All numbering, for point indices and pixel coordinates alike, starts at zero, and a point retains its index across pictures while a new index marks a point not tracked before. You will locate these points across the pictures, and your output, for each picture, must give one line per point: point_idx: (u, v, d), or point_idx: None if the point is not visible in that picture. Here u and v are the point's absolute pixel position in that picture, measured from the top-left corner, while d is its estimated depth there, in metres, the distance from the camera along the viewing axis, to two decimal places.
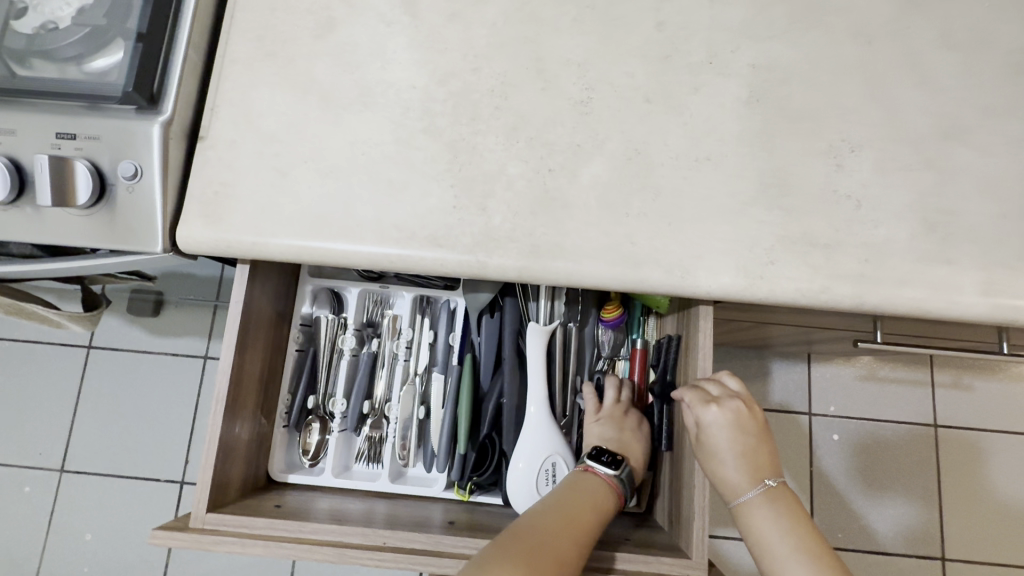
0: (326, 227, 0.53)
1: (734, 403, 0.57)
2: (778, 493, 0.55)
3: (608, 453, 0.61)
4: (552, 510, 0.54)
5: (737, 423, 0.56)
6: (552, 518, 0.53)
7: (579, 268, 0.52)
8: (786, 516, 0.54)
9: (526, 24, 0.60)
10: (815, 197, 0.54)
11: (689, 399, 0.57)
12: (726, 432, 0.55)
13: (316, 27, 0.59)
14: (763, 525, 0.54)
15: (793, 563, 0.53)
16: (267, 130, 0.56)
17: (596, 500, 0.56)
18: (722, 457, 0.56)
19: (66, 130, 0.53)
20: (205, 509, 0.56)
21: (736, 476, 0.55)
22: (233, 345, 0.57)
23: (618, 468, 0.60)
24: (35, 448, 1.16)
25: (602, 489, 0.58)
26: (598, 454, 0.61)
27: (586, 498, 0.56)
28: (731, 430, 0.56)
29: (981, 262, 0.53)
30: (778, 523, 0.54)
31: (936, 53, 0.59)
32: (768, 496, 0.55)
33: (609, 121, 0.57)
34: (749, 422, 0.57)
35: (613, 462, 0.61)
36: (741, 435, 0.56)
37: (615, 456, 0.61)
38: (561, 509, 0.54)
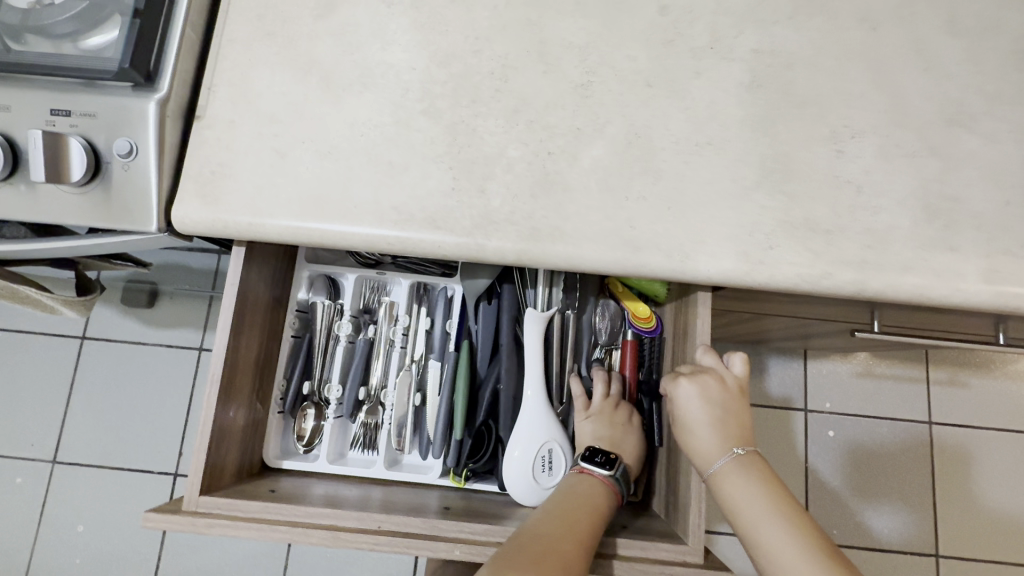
0: (325, 208, 0.53)
1: (708, 378, 0.57)
2: (749, 462, 0.55)
3: (602, 454, 0.61)
4: (554, 520, 0.53)
5: (709, 397, 0.56)
6: (555, 528, 0.52)
7: (580, 252, 0.52)
8: (757, 482, 0.54)
9: (528, 7, 0.59)
10: (817, 183, 0.54)
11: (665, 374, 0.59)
12: (696, 404, 0.56)
13: (317, 7, 0.59)
14: (737, 490, 0.54)
15: (770, 526, 0.52)
16: (266, 110, 0.56)
17: (594, 501, 0.56)
18: (694, 428, 0.56)
19: (61, 107, 0.53)
20: (199, 492, 0.55)
21: (708, 444, 0.55)
22: (228, 329, 0.57)
23: (613, 468, 0.59)
24: (27, 439, 1.15)
25: (595, 488, 0.58)
26: (592, 455, 0.61)
27: (583, 501, 0.56)
28: (703, 404, 0.56)
29: (985, 249, 0.53)
30: (750, 489, 0.54)
31: (940, 40, 0.59)
32: (739, 462, 0.55)
33: (611, 105, 0.56)
34: (721, 396, 0.57)
35: (607, 461, 0.60)
36: (713, 405, 0.56)
37: (608, 456, 0.60)
38: (563, 518, 0.53)
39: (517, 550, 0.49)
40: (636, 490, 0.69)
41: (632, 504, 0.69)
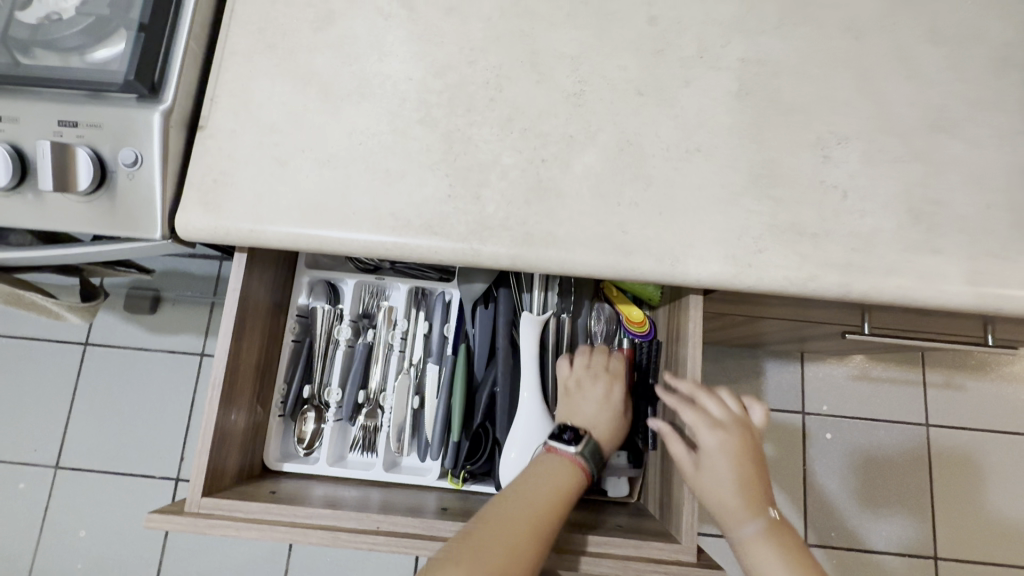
0: (324, 215, 0.54)
1: (739, 425, 0.55)
2: (780, 527, 0.53)
3: (569, 431, 0.60)
4: (506, 506, 0.53)
5: (738, 453, 0.54)
6: (505, 515, 0.52)
7: (572, 256, 0.53)
8: (788, 551, 0.51)
9: (522, 19, 0.61)
10: (804, 188, 0.56)
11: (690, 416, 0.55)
12: (725, 459, 0.53)
13: (316, 20, 0.60)
14: (767, 557, 0.51)
15: None
16: (267, 120, 0.57)
17: (553, 484, 0.55)
18: (723, 487, 0.53)
19: (68, 118, 0.54)
20: (201, 494, 0.56)
21: (737, 506, 0.52)
22: (230, 333, 0.58)
23: (578, 445, 0.59)
24: (30, 444, 1.16)
25: (558, 468, 0.57)
26: (559, 433, 0.60)
27: (541, 486, 0.55)
28: (732, 461, 0.53)
29: (968, 251, 0.54)
30: (780, 557, 0.51)
31: (923, 49, 0.61)
32: (771, 528, 0.52)
33: (602, 113, 0.58)
34: (749, 452, 0.54)
35: (574, 438, 0.60)
36: (743, 463, 0.54)
37: (575, 433, 0.60)
38: (515, 504, 0.53)
39: (462, 542, 0.50)
40: (631, 491, 0.71)
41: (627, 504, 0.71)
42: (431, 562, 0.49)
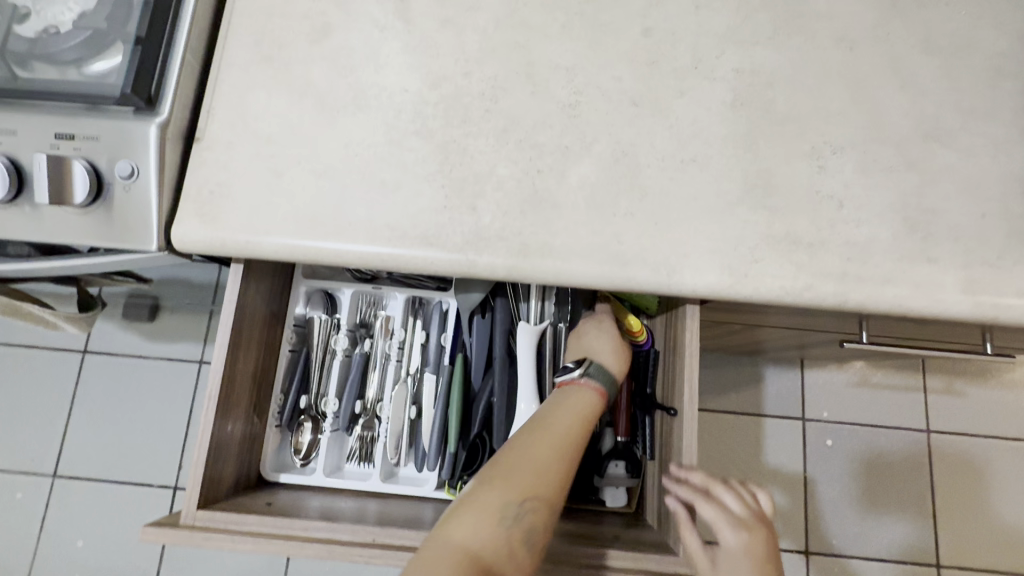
0: (320, 226, 0.54)
1: (757, 515, 0.55)
2: None
3: (570, 363, 0.64)
4: (531, 434, 0.55)
5: (756, 552, 0.53)
6: (531, 441, 0.54)
7: (568, 266, 0.53)
8: None
9: (517, 30, 0.61)
10: (799, 198, 0.56)
11: (710, 510, 0.54)
12: (743, 559, 0.52)
13: (312, 32, 0.61)
14: None
15: None
16: (263, 131, 0.57)
17: (572, 412, 0.58)
18: None
19: (65, 131, 0.54)
20: (196, 506, 0.56)
21: None
22: (226, 344, 0.58)
23: (581, 368, 0.62)
24: (28, 453, 1.15)
25: (572, 396, 0.60)
26: (563, 369, 0.64)
27: (564, 413, 0.58)
28: (749, 560, 0.52)
29: (963, 260, 0.54)
30: None
31: (916, 59, 0.61)
32: None
33: (598, 124, 0.58)
34: (767, 551, 0.53)
35: (577, 365, 0.63)
36: (760, 563, 0.52)
37: (576, 361, 0.63)
38: (541, 431, 0.55)
39: (492, 468, 0.53)
40: (630, 501, 0.70)
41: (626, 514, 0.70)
42: (465, 488, 0.52)
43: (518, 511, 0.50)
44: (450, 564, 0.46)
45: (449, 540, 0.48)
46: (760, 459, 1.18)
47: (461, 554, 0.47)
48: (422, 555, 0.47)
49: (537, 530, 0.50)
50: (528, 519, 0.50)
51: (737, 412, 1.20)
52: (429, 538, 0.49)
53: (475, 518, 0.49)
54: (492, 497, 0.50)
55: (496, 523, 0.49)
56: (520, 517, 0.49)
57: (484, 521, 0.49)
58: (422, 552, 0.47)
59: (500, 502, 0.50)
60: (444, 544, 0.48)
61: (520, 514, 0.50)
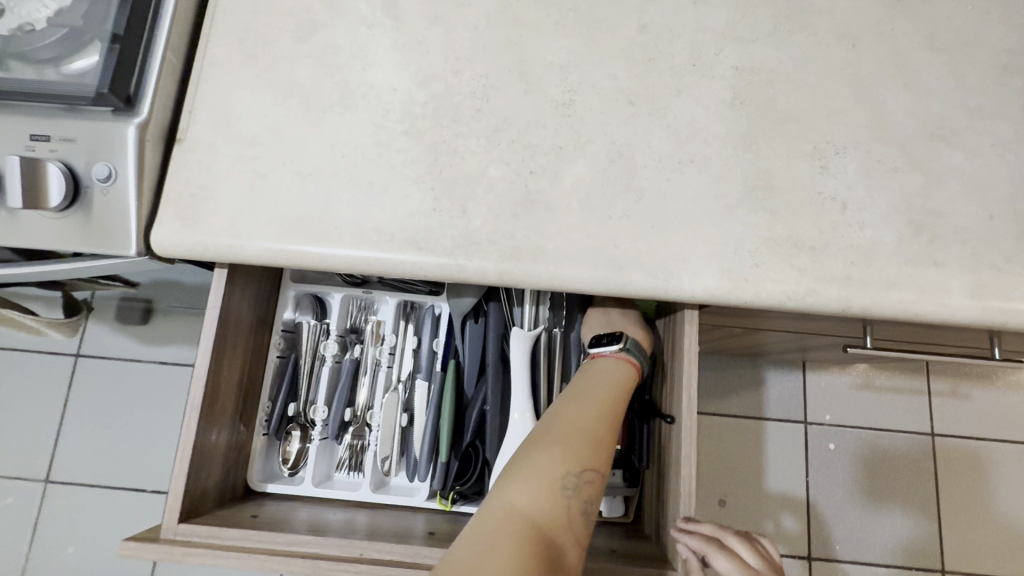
0: (305, 229, 0.52)
1: (772, 571, 0.53)
2: None
3: (607, 335, 0.63)
4: (580, 403, 0.55)
5: None
6: (581, 411, 0.54)
7: (561, 270, 0.51)
8: None
9: (509, 27, 0.59)
10: (801, 199, 0.54)
11: (724, 563, 0.52)
12: None
13: (298, 29, 0.59)
14: None
15: None
16: (247, 132, 0.55)
17: (616, 383, 0.58)
18: None
19: (41, 132, 0.53)
20: (177, 520, 0.54)
21: None
22: (209, 352, 0.56)
23: (620, 342, 0.61)
24: (19, 458, 1.14)
25: (615, 369, 0.60)
26: (599, 339, 0.63)
27: (607, 384, 0.58)
28: None
29: (970, 264, 0.52)
30: None
31: (921, 56, 0.59)
32: None
33: (592, 123, 0.56)
34: None
35: (613, 339, 0.62)
36: None
37: (612, 334, 0.62)
38: (590, 401, 0.55)
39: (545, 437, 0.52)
40: (627, 511, 0.68)
41: (624, 525, 0.68)
42: (518, 456, 0.51)
43: (573, 481, 0.49)
44: (513, 530, 0.46)
45: (509, 507, 0.47)
46: (762, 464, 1.16)
47: (522, 522, 0.46)
48: (482, 522, 0.46)
49: (593, 498, 0.50)
50: (584, 488, 0.50)
51: (739, 415, 1.18)
52: (485, 505, 0.48)
53: (534, 485, 0.48)
54: (549, 466, 0.49)
55: (555, 491, 0.48)
56: (578, 485, 0.49)
57: (542, 488, 0.48)
58: (481, 520, 0.46)
59: (557, 471, 0.49)
60: (504, 513, 0.47)
61: (577, 483, 0.49)
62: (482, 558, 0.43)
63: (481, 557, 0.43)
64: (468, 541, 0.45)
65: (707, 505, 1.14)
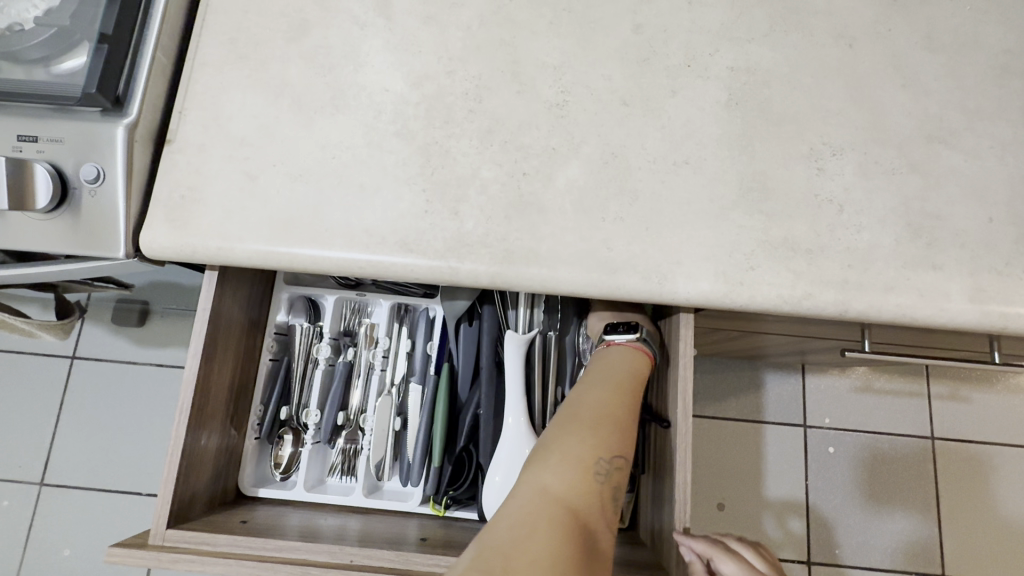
0: (295, 232, 0.52)
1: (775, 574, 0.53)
2: None
3: (623, 324, 0.61)
4: (604, 390, 0.54)
5: None
6: (609, 398, 0.53)
7: (554, 274, 0.51)
8: None
9: (502, 27, 0.59)
10: (796, 202, 0.53)
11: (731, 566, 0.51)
12: None
13: (290, 30, 0.58)
14: None
15: None
16: (237, 133, 0.55)
17: (634, 370, 0.57)
18: None
19: (29, 133, 0.52)
20: (165, 525, 0.53)
21: None
22: (199, 355, 0.55)
23: (637, 331, 0.59)
24: (14, 461, 1.13)
25: (633, 358, 0.58)
26: (614, 327, 0.61)
27: (630, 373, 0.57)
28: None
29: (968, 268, 0.51)
30: None
31: (919, 56, 0.58)
32: None
33: (585, 124, 0.55)
34: None
35: (629, 328, 0.60)
36: None
37: (629, 324, 0.61)
38: (614, 388, 0.54)
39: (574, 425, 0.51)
40: (621, 517, 0.68)
41: (619, 530, 0.68)
42: (547, 442, 0.50)
43: (605, 468, 0.49)
44: (552, 517, 0.44)
45: (542, 493, 0.46)
46: (762, 468, 1.15)
47: (556, 507, 0.45)
48: (516, 508, 0.45)
49: (623, 484, 0.49)
50: (615, 475, 0.49)
51: (738, 418, 1.17)
52: (519, 491, 0.46)
53: (566, 471, 0.47)
54: (582, 452, 0.49)
55: (587, 477, 0.48)
56: (609, 472, 0.49)
57: (575, 474, 0.47)
58: (515, 505, 0.45)
59: (588, 457, 0.49)
60: (540, 499, 0.46)
61: (608, 469, 0.49)
62: (523, 546, 0.42)
63: (519, 543, 0.43)
64: (501, 528, 0.44)
65: (706, 510, 1.13)
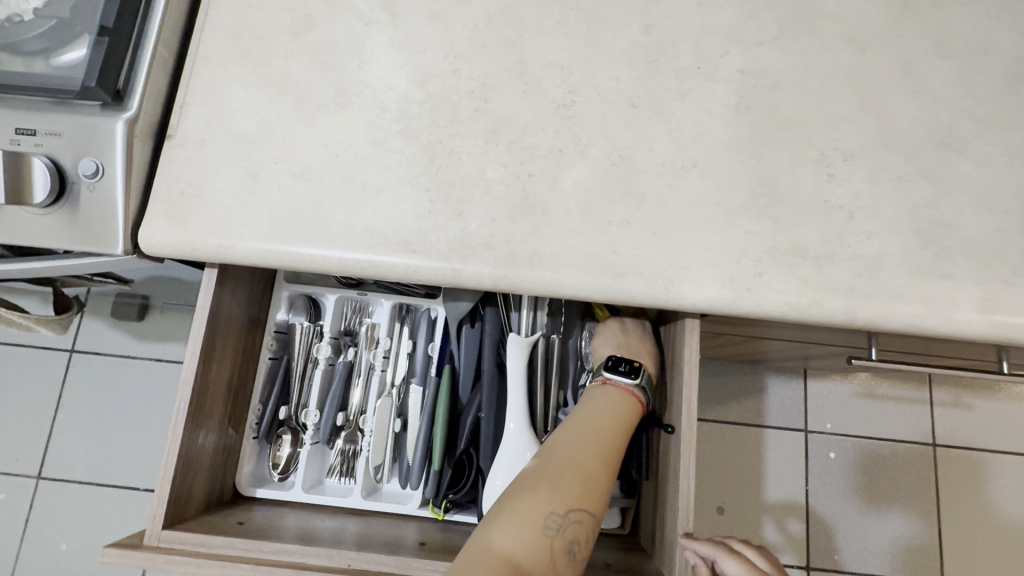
0: (295, 231, 0.51)
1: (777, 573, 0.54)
2: None
3: (625, 363, 0.60)
4: (574, 439, 0.54)
5: None
6: (576, 449, 0.53)
7: (559, 277, 0.50)
8: None
9: (509, 26, 0.58)
10: (806, 208, 0.52)
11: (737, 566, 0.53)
12: None
13: (293, 25, 0.58)
14: None
15: None
16: (239, 130, 0.54)
17: (620, 417, 0.57)
18: None
19: (27, 126, 0.51)
20: (161, 526, 0.53)
21: None
22: (197, 354, 0.55)
23: (638, 377, 0.59)
24: (12, 454, 1.12)
25: (624, 405, 0.58)
26: (616, 364, 0.60)
27: (606, 420, 0.56)
28: None
29: (979, 277, 0.50)
30: None
31: (931, 61, 0.58)
32: None
33: (592, 126, 0.55)
34: None
35: (631, 370, 0.59)
36: None
37: (632, 364, 0.60)
38: (583, 438, 0.54)
39: (535, 475, 0.51)
40: (622, 522, 0.67)
41: (619, 536, 0.67)
42: (505, 494, 0.50)
43: (559, 523, 0.48)
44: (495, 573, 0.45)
45: (489, 547, 0.47)
46: (763, 473, 1.15)
47: (501, 563, 0.46)
48: (462, 560, 0.46)
49: (580, 539, 0.49)
50: (570, 529, 0.49)
51: (739, 422, 1.17)
52: (470, 542, 0.47)
53: (517, 525, 0.48)
54: (536, 506, 0.49)
55: (539, 532, 0.48)
56: (563, 526, 0.48)
57: (525, 529, 0.48)
58: (460, 556, 0.46)
59: (543, 510, 0.49)
60: (486, 552, 0.46)
61: (563, 524, 0.49)
62: None
63: None
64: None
65: (706, 514, 1.13)
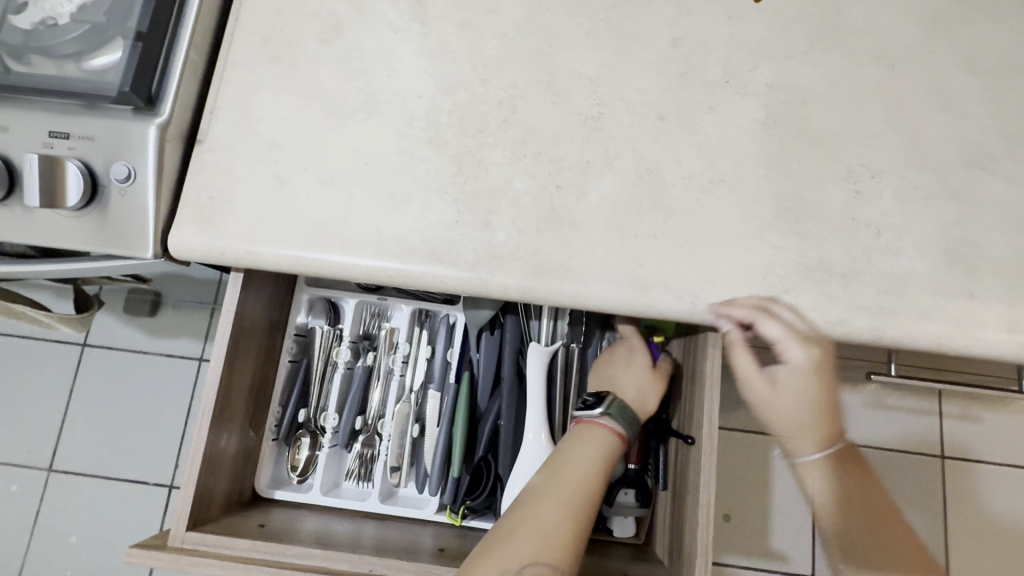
0: (323, 238, 0.51)
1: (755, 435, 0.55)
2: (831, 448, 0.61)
3: (592, 395, 0.60)
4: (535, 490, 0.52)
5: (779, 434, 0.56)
6: (536, 501, 0.51)
7: (586, 289, 0.50)
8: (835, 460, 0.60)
9: (538, 36, 0.58)
10: (833, 225, 0.52)
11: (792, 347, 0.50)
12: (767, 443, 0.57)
13: (323, 32, 0.58)
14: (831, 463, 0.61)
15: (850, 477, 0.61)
16: (268, 136, 0.54)
17: (587, 461, 0.55)
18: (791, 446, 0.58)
19: (60, 129, 0.52)
20: (185, 527, 0.53)
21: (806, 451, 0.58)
22: (223, 357, 0.55)
23: (602, 405, 0.58)
24: (25, 446, 1.13)
25: (593, 446, 0.56)
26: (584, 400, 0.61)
27: (573, 466, 0.54)
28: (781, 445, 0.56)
29: (1006, 297, 0.50)
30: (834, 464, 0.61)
31: (961, 79, 0.57)
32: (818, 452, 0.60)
33: (620, 138, 0.55)
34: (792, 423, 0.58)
35: (596, 402, 0.59)
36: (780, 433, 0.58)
37: (597, 396, 0.60)
38: (544, 487, 0.52)
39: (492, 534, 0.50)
40: (638, 532, 0.68)
41: (634, 545, 0.68)
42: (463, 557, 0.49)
43: None
44: None
45: None
46: (771, 481, 1.14)
47: None
48: None
49: None
50: None
51: (749, 430, 1.16)
52: None
53: None
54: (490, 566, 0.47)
55: None
56: None
57: None
58: None
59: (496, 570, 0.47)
60: None
61: None
62: None
63: None
64: None
65: None
